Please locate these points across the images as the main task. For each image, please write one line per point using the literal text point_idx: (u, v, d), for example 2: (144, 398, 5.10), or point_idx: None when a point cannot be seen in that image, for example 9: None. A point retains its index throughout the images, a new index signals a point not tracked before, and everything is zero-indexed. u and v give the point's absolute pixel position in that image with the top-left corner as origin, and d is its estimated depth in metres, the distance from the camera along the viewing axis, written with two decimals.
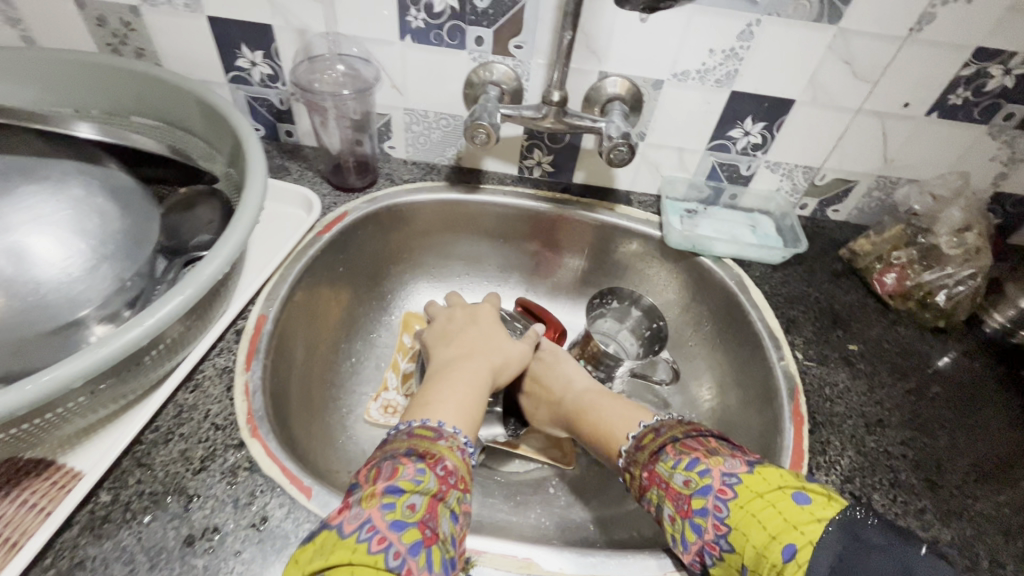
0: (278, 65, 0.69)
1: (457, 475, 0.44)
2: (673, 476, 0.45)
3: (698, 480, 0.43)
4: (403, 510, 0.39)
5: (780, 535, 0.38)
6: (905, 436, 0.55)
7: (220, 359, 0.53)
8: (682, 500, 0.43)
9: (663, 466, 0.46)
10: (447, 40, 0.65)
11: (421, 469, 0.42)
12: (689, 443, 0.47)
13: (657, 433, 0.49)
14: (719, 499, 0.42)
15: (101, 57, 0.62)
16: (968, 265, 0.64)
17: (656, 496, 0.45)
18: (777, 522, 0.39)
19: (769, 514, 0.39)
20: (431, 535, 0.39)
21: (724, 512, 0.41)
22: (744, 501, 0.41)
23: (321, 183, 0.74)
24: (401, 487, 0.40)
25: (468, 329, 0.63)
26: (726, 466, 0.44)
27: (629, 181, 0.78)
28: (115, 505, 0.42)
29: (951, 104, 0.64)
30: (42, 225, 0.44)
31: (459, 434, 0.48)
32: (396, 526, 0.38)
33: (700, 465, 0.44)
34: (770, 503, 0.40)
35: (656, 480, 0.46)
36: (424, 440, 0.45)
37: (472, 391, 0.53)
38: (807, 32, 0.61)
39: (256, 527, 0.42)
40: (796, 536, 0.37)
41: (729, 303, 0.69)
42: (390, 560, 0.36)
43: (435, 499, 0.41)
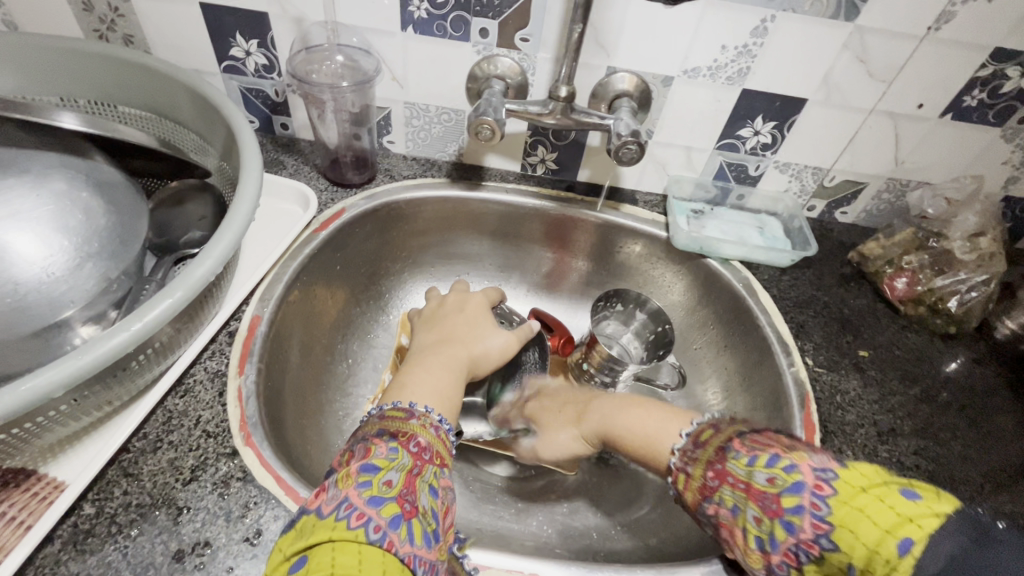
0: (274, 54, 0.67)
1: (431, 451, 0.42)
2: (753, 474, 0.38)
3: (786, 477, 0.36)
4: (380, 487, 0.37)
5: (894, 530, 0.31)
6: (918, 445, 0.54)
7: (212, 362, 0.51)
8: (768, 499, 0.36)
9: (736, 464, 0.39)
10: (451, 32, 0.62)
11: (393, 447, 0.40)
12: (761, 438, 0.40)
13: (717, 429, 0.43)
14: (816, 496, 0.34)
15: (87, 44, 0.59)
16: (982, 270, 0.63)
17: (731, 497, 0.39)
18: (890, 517, 0.31)
19: (880, 508, 0.32)
20: (411, 509, 0.37)
21: (825, 509, 0.34)
22: (847, 497, 0.33)
23: (318, 178, 0.72)
24: (377, 464, 0.38)
25: (453, 317, 0.60)
26: (816, 459, 0.37)
27: (634, 180, 0.76)
28: (100, 518, 0.40)
29: (966, 106, 0.63)
30: (22, 222, 0.41)
31: (431, 412, 0.45)
32: (373, 502, 0.36)
33: (783, 460, 0.37)
34: (878, 498, 0.32)
35: (729, 480, 0.39)
36: (395, 421, 0.43)
37: (448, 377, 0.52)
38: (823, 29, 0.59)
39: (250, 541, 0.40)
40: (913, 531, 0.30)
41: (737, 306, 0.68)
42: (370, 534, 0.34)
43: (411, 474, 0.39)
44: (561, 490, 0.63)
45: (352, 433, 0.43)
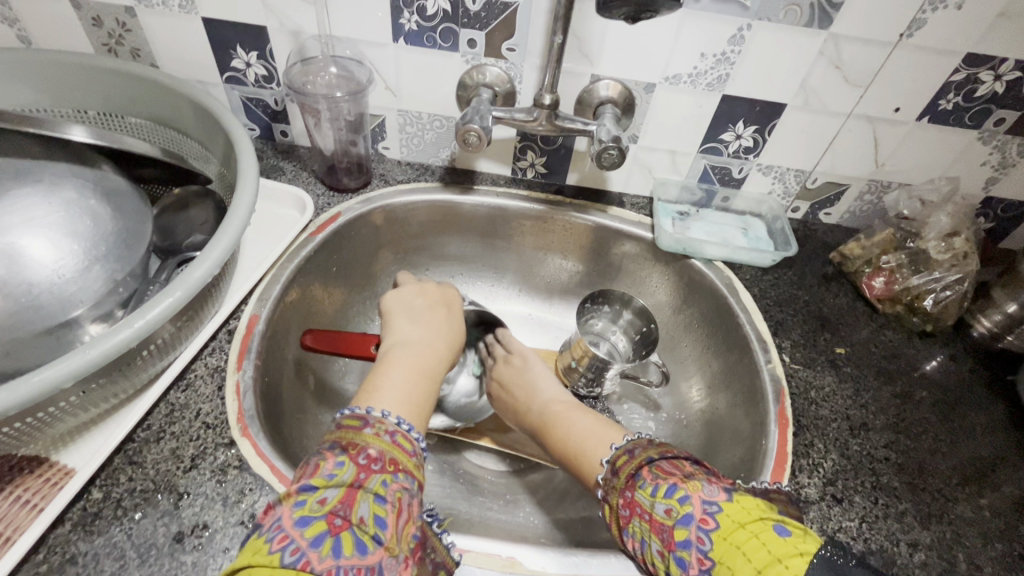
0: (272, 66, 0.70)
1: (383, 459, 0.42)
2: (654, 506, 0.41)
3: (679, 509, 0.40)
4: (313, 505, 0.37)
5: (765, 569, 0.34)
6: (888, 438, 0.56)
7: (212, 358, 0.54)
8: (666, 531, 0.40)
9: (642, 495, 0.43)
10: (440, 43, 0.65)
11: (340, 461, 0.40)
12: (666, 467, 0.44)
13: (631, 455, 0.47)
14: (701, 530, 0.38)
15: (94, 58, 0.62)
16: (956, 269, 0.64)
17: (639, 530, 0.42)
18: (761, 555, 0.35)
19: (754, 545, 0.35)
20: (341, 524, 0.37)
21: (708, 544, 0.37)
22: (726, 532, 0.37)
23: (316, 183, 0.75)
24: (317, 483, 0.39)
25: (432, 317, 0.61)
26: (707, 492, 0.40)
27: (621, 183, 0.78)
28: (106, 501, 0.43)
29: (942, 109, 0.65)
30: (35, 228, 0.44)
31: (388, 417, 0.45)
32: (300, 522, 0.36)
33: (680, 491, 0.41)
34: (753, 534, 0.36)
35: (637, 511, 0.43)
36: (349, 431, 0.43)
37: (418, 380, 0.52)
38: (798, 37, 0.61)
39: (245, 524, 0.43)
40: (780, 571, 0.33)
41: (719, 305, 0.70)
42: (287, 557, 0.34)
43: (351, 489, 0.39)
44: (547, 483, 0.65)
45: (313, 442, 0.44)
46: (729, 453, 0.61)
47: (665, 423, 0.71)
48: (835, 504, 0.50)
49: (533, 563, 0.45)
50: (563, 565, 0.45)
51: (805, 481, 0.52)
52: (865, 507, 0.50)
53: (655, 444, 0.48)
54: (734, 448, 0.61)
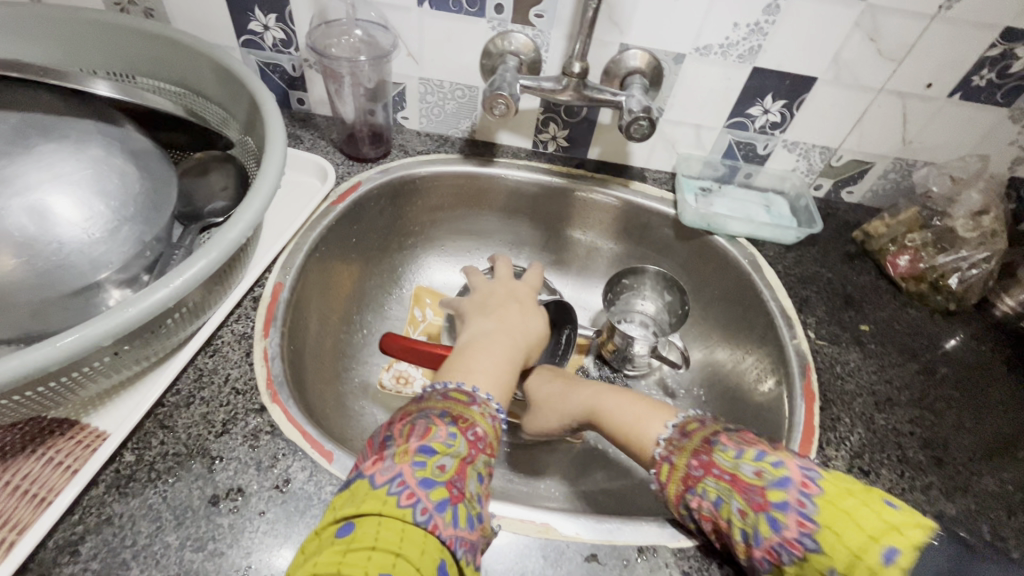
0: (291, 29, 0.68)
1: (486, 440, 0.42)
2: (741, 467, 0.41)
3: (773, 472, 0.40)
4: (433, 470, 0.37)
5: (881, 536, 0.35)
6: (913, 414, 0.56)
7: (239, 325, 0.53)
8: (754, 492, 0.40)
9: (724, 456, 0.42)
10: (466, 7, 0.63)
11: (452, 432, 0.40)
12: (748, 435, 0.44)
13: (703, 423, 0.46)
14: (803, 494, 0.38)
15: (110, 15, 0.60)
16: (983, 248, 0.64)
17: (716, 489, 0.42)
18: (876, 522, 0.36)
19: (865, 512, 0.36)
20: (458, 495, 0.37)
21: (811, 507, 0.38)
22: (832, 498, 0.38)
23: (335, 153, 0.74)
24: (434, 447, 0.39)
25: (509, 307, 0.60)
26: (801, 460, 0.41)
27: (644, 158, 0.77)
28: (139, 465, 0.43)
29: (975, 86, 0.64)
30: (62, 185, 0.43)
31: (491, 401, 0.46)
32: (424, 484, 0.36)
33: (770, 456, 0.41)
34: (865, 502, 0.37)
35: (714, 472, 0.42)
36: (458, 404, 0.43)
37: (504, 366, 0.51)
38: (834, 8, 0.60)
39: (279, 488, 0.43)
40: (899, 540, 0.35)
41: (741, 282, 0.69)
42: (418, 516, 0.35)
43: (464, 461, 0.39)
44: (567, 456, 0.65)
45: (413, 404, 0.43)
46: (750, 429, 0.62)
47: (684, 400, 0.71)
48: (862, 476, 0.51)
49: (565, 529, 0.45)
50: (596, 531, 0.45)
51: (833, 454, 0.52)
52: (891, 479, 0.51)
53: (723, 416, 0.48)
54: (757, 423, 0.61)
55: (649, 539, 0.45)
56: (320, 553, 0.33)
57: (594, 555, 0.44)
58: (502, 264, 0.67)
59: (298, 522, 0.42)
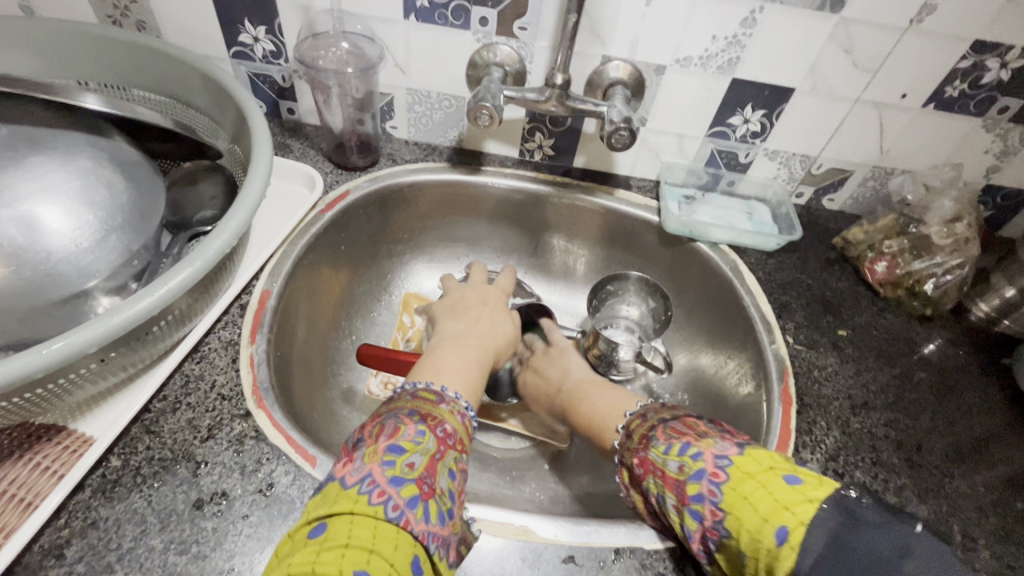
0: (281, 41, 0.69)
1: (456, 437, 0.43)
2: (666, 462, 0.42)
3: (691, 465, 0.41)
4: (402, 467, 0.38)
5: (771, 517, 0.35)
6: (888, 417, 0.57)
7: (226, 332, 0.54)
8: (679, 487, 0.41)
9: (656, 452, 0.44)
10: (452, 20, 0.65)
11: (421, 430, 0.41)
12: (681, 427, 0.45)
13: (644, 418, 0.48)
14: (712, 483, 0.39)
15: (100, 28, 0.61)
16: (956, 254, 0.66)
17: (654, 486, 0.43)
18: (768, 503, 0.36)
19: (760, 495, 0.37)
20: (429, 490, 0.38)
21: (720, 496, 0.38)
22: (737, 483, 0.38)
23: (324, 161, 0.75)
24: (403, 446, 0.40)
25: (479, 311, 0.61)
26: (719, 447, 0.41)
27: (628, 166, 0.79)
28: (125, 469, 0.44)
29: (948, 96, 0.65)
30: (51, 196, 0.44)
31: (460, 399, 0.47)
32: (395, 482, 0.37)
33: (692, 448, 0.42)
34: (761, 483, 0.37)
35: (649, 468, 0.44)
36: (426, 403, 0.44)
37: (472, 368, 0.52)
38: (809, 21, 0.61)
39: (263, 492, 0.44)
40: (788, 518, 0.35)
41: (723, 288, 0.71)
42: (389, 512, 0.35)
43: (434, 458, 0.40)
44: (552, 460, 0.66)
45: (384, 407, 0.44)
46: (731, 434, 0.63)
47: (668, 404, 0.72)
48: (836, 478, 0.52)
49: (544, 531, 0.46)
50: (573, 533, 0.46)
51: (808, 457, 0.53)
52: (865, 481, 0.52)
53: (666, 406, 0.49)
54: (738, 428, 0.62)
55: (626, 542, 0.46)
56: (293, 555, 0.34)
57: (572, 557, 0.45)
58: (476, 269, 0.68)
59: (281, 525, 0.42)
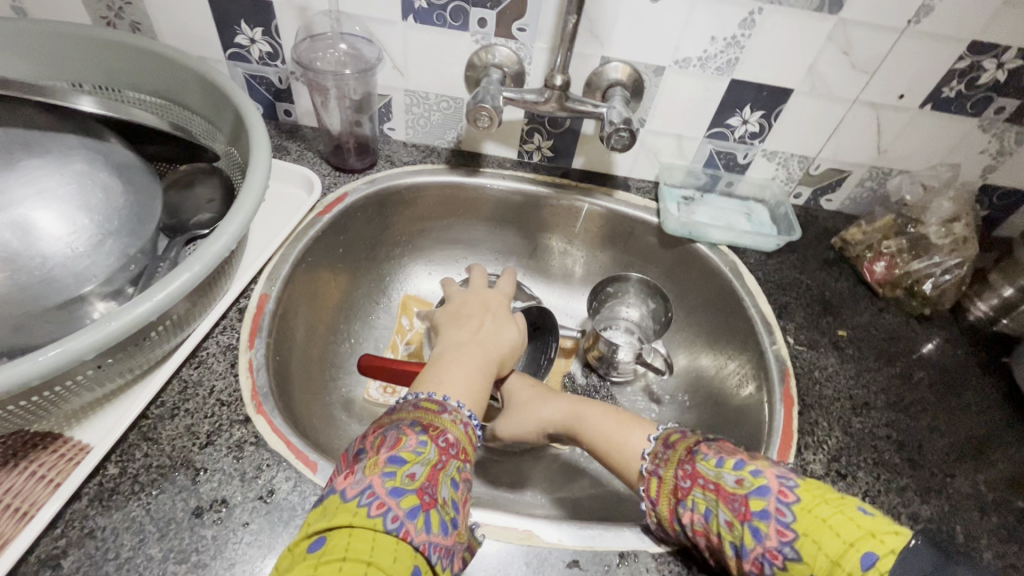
0: (277, 43, 0.69)
1: (458, 446, 0.43)
2: (723, 476, 0.42)
3: (753, 481, 0.41)
4: (403, 479, 0.38)
5: (858, 543, 0.36)
6: (889, 417, 0.57)
7: (224, 336, 0.53)
8: (737, 502, 0.40)
9: (705, 466, 0.43)
10: (450, 21, 0.65)
11: (422, 440, 0.41)
12: (728, 445, 0.45)
13: (684, 434, 0.48)
14: (781, 502, 0.39)
15: (94, 30, 0.60)
16: (956, 254, 0.66)
17: (703, 500, 0.42)
18: (853, 530, 0.36)
19: (842, 520, 0.37)
20: (430, 501, 0.37)
21: (790, 516, 0.38)
22: (809, 505, 0.38)
23: (322, 163, 0.74)
24: (404, 457, 0.39)
25: (483, 318, 0.60)
26: (778, 469, 0.42)
27: (627, 167, 0.79)
28: (123, 477, 0.43)
29: (945, 97, 0.66)
30: (46, 200, 0.44)
31: (463, 408, 0.46)
32: (394, 493, 0.37)
33: (749, 465, 0.42)
34: (840, 509, 0.38)
35: (699, 481, 0.43)
36: (428, 413, 0.44)
37: (475, 377, 0.52)
38: (807, 22, 0.61)
39: (263, 499, 0.43)
40: (878, 545, 0.35)
41: (723, 289, 0.71)
42: (389, 524, 0.35)
43: (435, 468, 0.39)
44: (553, 462, 0.66)
45: (386, 417, 0.44)
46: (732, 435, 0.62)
47: (669, 405, 0.72)
48: (839, 479, 0.52)
49: (548, 535, 0.46)
50: (578, 537, 0.46)
51: (810, 458, 0.53)
52: (867, 482, 0.52)
53: (699, 428, 0.49)
54: (740, 429, 0.62)
55: (631, 544, 0.46)
56: (292, 568, 0.33)
57: (576, 561, 0.44)
58: (476, 274, 0.68)
59: (282, 532, 0.42)
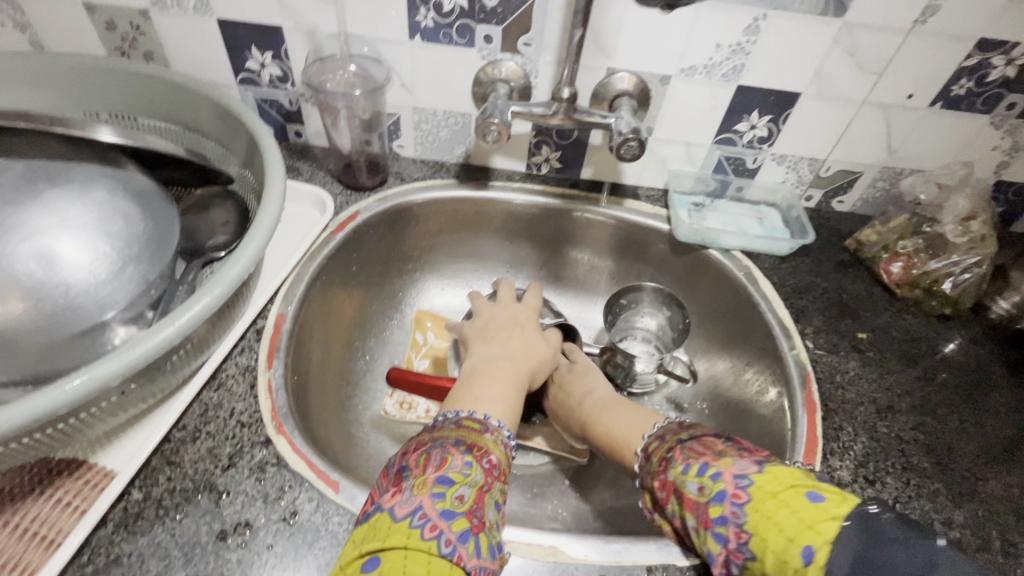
0: (287, 66, 0.70)
1: (500, 467, 0.42)
2: (687, 484, 0.42)
3: (712, 486, 0.40)
4: (453, 501, 0.37)
5: (797, 538, 0.34)
6: (915, 421, 0.56)
7: (242, 358, 0.54)
8: (701, 509, 0.40)
9: (675, 474, 0.43)
10: (456, 39, 0.65)
11: (468, 461, 0.41)
12: (744, 444, 0.43)
13: (661, 440, 0.48)
14: (734, 505, 0.38)
15: (110, 61, 0.62)
16: (974, 252, 0.65)
17: (676, 508, 0.42)
18: (793, 524, 0.35)
19: (784, 514, 0.36)
20: (479, 524, 0.37)
21: (742, 517, 0.37)
22: (758, 503, 0.37)
23: (332, 183, 0.75)
24: (452, 478, 0.39)
25: (519, 338, 0.60)
26: (737, 466, 0.40)
27: (636, 176, 0.79)
28: (147, 502, 0.43)
29: (955, 95, 0.65)
30: (68, 229, 0.45)
31: (503, 428, 0.46)
32: (446, 515, 0.36)
33: (711, 468, 0.41)
34: (784, 503, 0.36)
35: (671, 490, 0.43)
36: (471, 432, 0.44)
37: (510, 392, 0.52)
38: (812, 26, 0.62)
39: (287, 521, 0.43)
40: (813, 538, 0.34)
41: (738, 295, 0.70)
42: (442, 547, 0.35)
43: (482, 490, 0.39)
44: (574, 475, 0.65)
45: (426, 435, 0.44)
46: (754, 440, 0.62)
47: (688, 414, 0.71)
48: (868, 485, 0.51)
49: (573, 551, 0.45)
50: (604, 552, 0.45)
51: (836, 464, 0.52)
52: (897, 487, 0.51)
53: (682, 427, 0.48)
54: (760, 437, 0.61)
55: (657, 560, 0.45)
56: None
57: None
58: (505, 287, 0.68)
59: (306, 554, 0.42)
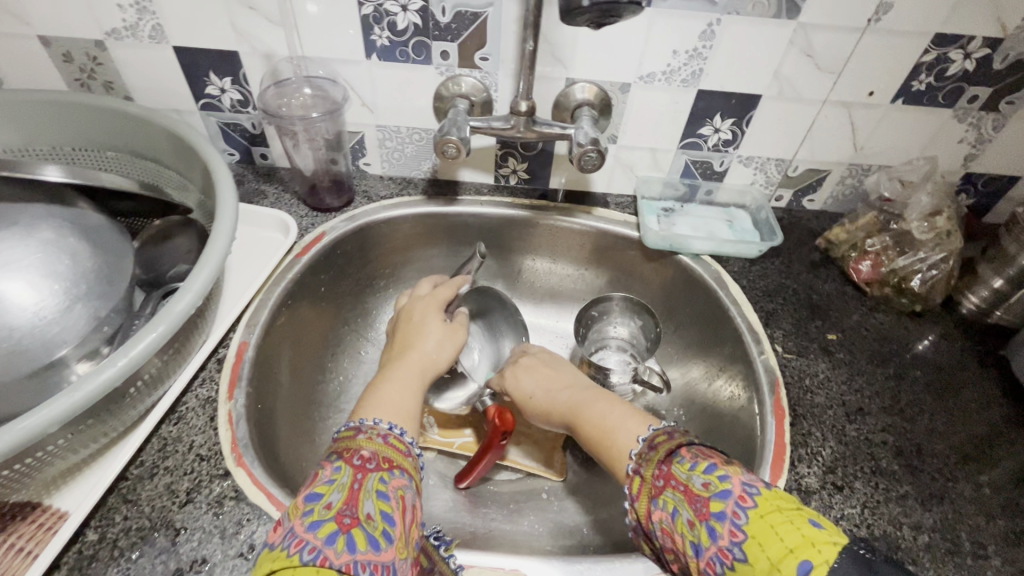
0: (247, 90, 0.69)
1: (378, 458, 0.42)
2: (692, 478, 0.40)
3: (718, 484, 0.39)
4: (320, 511, 0.38)
5: (796, 550, 0.34)
6: (885, 422, 0.56)
7: (203, 389, 0.53)
8: (700, 503, 0.39)
9: (681, 469, 0.41)
10: (413, 57, 0.65)
11: (337, 467, 0.41)
12: (708, 449, 0.43)
13: (672, 435, 0.45)
14: (739, 506, 0.37)
15: (64, 95, 0.62)
16: (940, 248, 0.65)
17: (673, 501, 0.40)
18: (794, 536, 0.34)
19: (788, 527, 0.35)
20: (350, 522, 0.38)
21: (744, 518, 0.36)
22: (763, 511, 0.36)
23: (299, 205, 0.75)
24: (319, 491, 0.39)
25: (407, 330, 0.60)
26: (747, 476, 0.39)
27: (604, 184, 0.78)
28: (102, 543, 0.43)
29: (916, 90, 0.65)
30: (12, 271, 0.44)
31: (380, 424, 0.46)
32: (311, 527, 0.37)
33: (720, 469, 0.40)
34: (788, 519, 0.35)
35: (672, 482, 0.41)
36: (346, 439, 0.44)
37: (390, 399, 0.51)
38: (766, 29, 0.61)
39: (244, 556, 0.43)
40: (812, 554, 0.33)
41: (709, 299, 0.70)
42: (306, 556, 0.35)
43: (352, 489, 0.40)
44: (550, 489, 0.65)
45: None
46: (727, 447, 0.62)
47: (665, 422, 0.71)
48: (836, 492, 0.50)
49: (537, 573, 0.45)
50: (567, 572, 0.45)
51: (804, 471, 0.52)
52: (865, 492, 0.50)
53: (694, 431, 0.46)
54: (733, 445, 0.61)
55: None
56: None
57: None
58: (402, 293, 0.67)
59: None
